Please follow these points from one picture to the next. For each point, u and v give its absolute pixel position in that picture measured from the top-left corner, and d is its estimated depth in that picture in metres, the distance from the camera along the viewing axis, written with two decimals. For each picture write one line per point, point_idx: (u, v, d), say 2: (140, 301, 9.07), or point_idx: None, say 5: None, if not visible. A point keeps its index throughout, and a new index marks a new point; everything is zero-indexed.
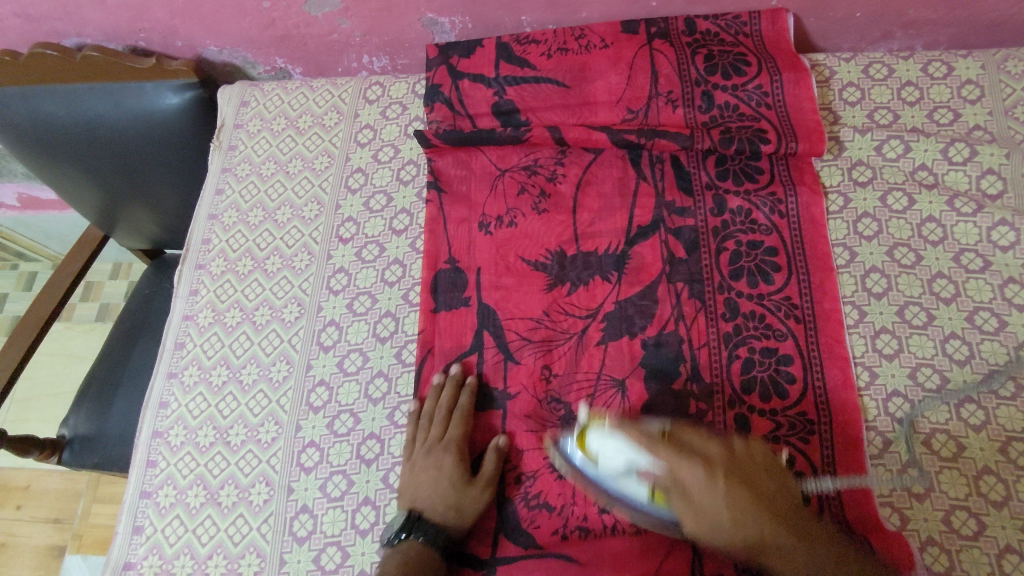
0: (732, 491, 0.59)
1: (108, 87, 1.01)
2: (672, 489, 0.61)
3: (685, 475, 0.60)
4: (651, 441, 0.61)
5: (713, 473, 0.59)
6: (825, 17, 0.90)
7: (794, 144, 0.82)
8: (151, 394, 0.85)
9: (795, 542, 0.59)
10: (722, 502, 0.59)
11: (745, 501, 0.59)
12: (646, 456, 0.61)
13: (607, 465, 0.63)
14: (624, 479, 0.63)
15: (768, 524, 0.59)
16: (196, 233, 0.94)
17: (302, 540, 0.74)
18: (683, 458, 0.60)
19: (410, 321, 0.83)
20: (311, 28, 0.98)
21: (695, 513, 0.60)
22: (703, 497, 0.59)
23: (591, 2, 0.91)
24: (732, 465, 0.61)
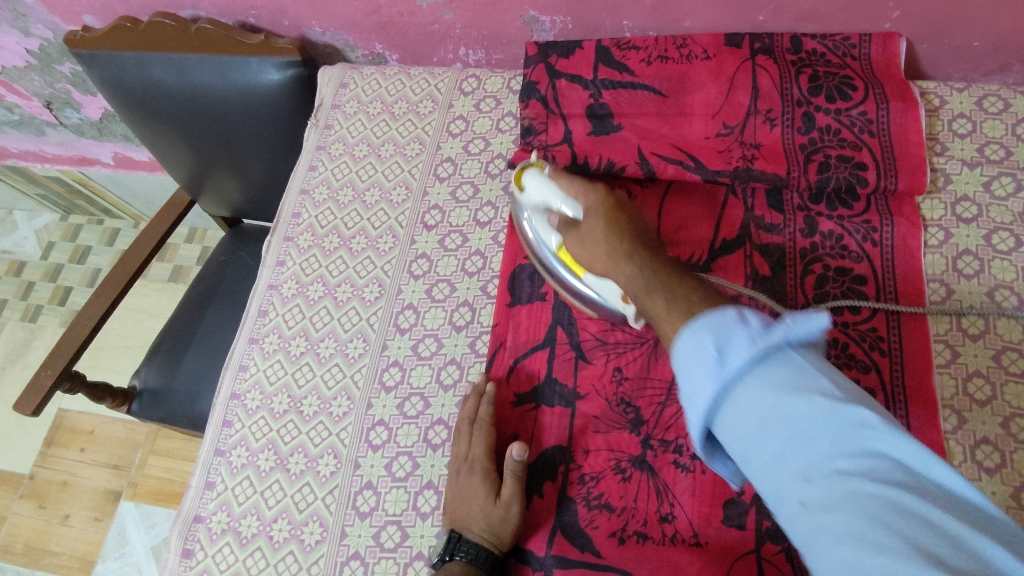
0: (606, 231, 0.72)
1: (217, 60, 1.05)
2: (579, 228, 0.75)
3: (583, 203, 0.76)
4: (567, 183, 0.77)
5: (597, 211, 0.74)
6: (940, 44, 0.87)
7: (894, 179, 0.79)
8: (232, 357, 0.88)
9: (645, 282, 0.64)
10: (597, 224, 0.73)
11: (614, 238, 0.71)
12: (559, 198, 0.76)
13: (533, 202, 0.79)
14: (541, 226, 0.80)
15: (631, 262, 0.68)
16: (287, 207, 0.97)
17: (364, 515, 0.75)
18: (582, 189, 0.76)
19: (486, 312, 0.84)
20: (414, 17, 1.00)
21: (585, 245, 0.74)
22: (591, 236, 0.74)
23: (696, 11, 0.90)
24: (614, 214, 0.73)
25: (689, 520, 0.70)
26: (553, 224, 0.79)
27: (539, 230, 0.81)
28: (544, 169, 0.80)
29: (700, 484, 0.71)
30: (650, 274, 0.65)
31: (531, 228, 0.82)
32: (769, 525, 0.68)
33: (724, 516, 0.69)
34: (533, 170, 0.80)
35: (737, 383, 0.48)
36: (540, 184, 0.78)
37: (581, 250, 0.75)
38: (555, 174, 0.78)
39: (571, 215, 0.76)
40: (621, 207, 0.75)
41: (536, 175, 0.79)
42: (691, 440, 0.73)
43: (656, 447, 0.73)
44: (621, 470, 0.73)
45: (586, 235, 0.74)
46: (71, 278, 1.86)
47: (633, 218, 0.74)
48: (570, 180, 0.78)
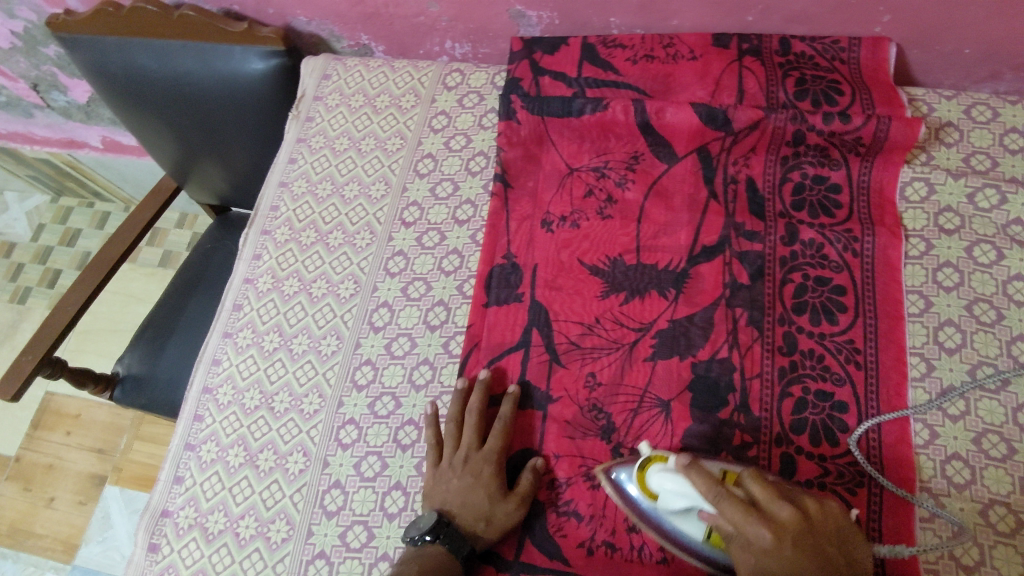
0: (799, 542, 0.55)
1: (200, 47, 1.04)
2: (731, 538, 0.58)
3: (758, 534, 0.56)
4: (706, 484, 0.58)
5: (777, 533, 0.56)
6: (931, 50, 0.86)
7: (887, 120, 0.78)
8: (206, 351, 0.88)
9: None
10: (783, 569, 0.55)
11: (811, 571, 0.55)
12: (708, 501, 0.59)
13: (666, 502, 0.62)
14: (676, 513, 0.63)
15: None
16: (265, 200, 0.96)
17: (331, 515, 0.75)
18: (718, 493, 0.58)
19: (461, 313, 0.83)
20: (400, 8, 0.98)
21: (756, 572, 0.56)
22: (765, 553, 0.56)
23: (684, 10, 0.88)
24: (801, 529, 0.56)
25: None
26: (697, 520, 0.61)
27: (664, 509, 0.63)
28: (671, 457, 0.63)
29: None
30: None
31: (642, 497, 0.65)
32: None
33: None
34: (656, 462, 0.64)
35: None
36: (677, 484, 0.61)
37: (733, 557, 0.59)
38: (693, 470, 0.59)
39: (723, 526, 0.58)
40: (813, 524, 0.57)
41: (663, 474, 0.62)
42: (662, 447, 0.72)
43: (626, 454, 0.73)
44: (591, 475, 0.73)
45: (745, 559, 0.57)
46: (60, 260, 1.85)
47: (825, 533, 0.57)
48: (715, 484, 0.58)
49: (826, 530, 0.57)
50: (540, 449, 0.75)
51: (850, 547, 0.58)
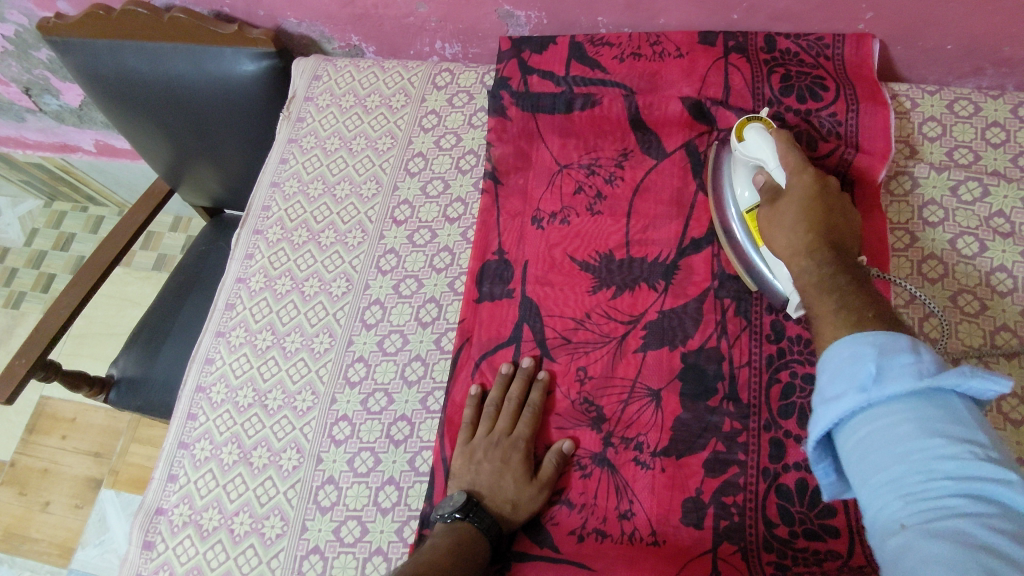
0: (807, 212, 0.66)
1: (191, 49, 1.04)
2: (772, 204, 0.70)
3: (792, 187, 0.69)
4: (785, 142, 0.71)
5: (817, 179, 0.68)
6: (913, 46, 0.87)
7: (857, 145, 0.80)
8: (199, 350, 0.88)
9: (826, 272, 0.62)
10: (795, 204, 0.68)
11: (807, 229, 0.66)
12: (776, 156, 0.71)
13: (749, 151, 0.73)
14: (739, 176, 0.76)
15: (812, 252, 0.64)
16: (257, 200, 0.97)
17: (325, 510, 0.76)
18: (799, 163, 0.69)
19: (452, 309, 0.84)
20: (389, 10, 0.99)
21: (774, 216, 0.69)
22: (783, 224, 0.68)
23: (670, 9, 0.89)
24: (819, 195, 0.67)
25: (648, 517, 0.70)
26: (754, 183, 0.74)
27: (735, 183, 0.77)
28: (771, 125, 0.74)
29: (659, 483, 0.71)
30: (828, 276, 0.61)
31: (727, 182, 0.78)
32: (726, 525, 0.69)
33: (682, 515, 0.70)
34: (758, 120, 0.75)
35: (885, 403, 0.46)
36: (760, 140, 0.73)
37: (767, 221, 0.70)
38: (779, 133, 0.72)
39: (778, 182, 0.71)
40: (835, 195, 0.68)
41: (756, 130, 0.73)
42: (652, 438, 0.73)
43: (617, 444, 0.73)
44: (582, 467, 0.73)
45: (773, 215, 0.69)
46: (54, 265, 1.85)
47: (840, 211, 0.67)
48: (791, 146, 0.71)
49: (853, 220, 0.68)
50: (566, 437, 0.75)
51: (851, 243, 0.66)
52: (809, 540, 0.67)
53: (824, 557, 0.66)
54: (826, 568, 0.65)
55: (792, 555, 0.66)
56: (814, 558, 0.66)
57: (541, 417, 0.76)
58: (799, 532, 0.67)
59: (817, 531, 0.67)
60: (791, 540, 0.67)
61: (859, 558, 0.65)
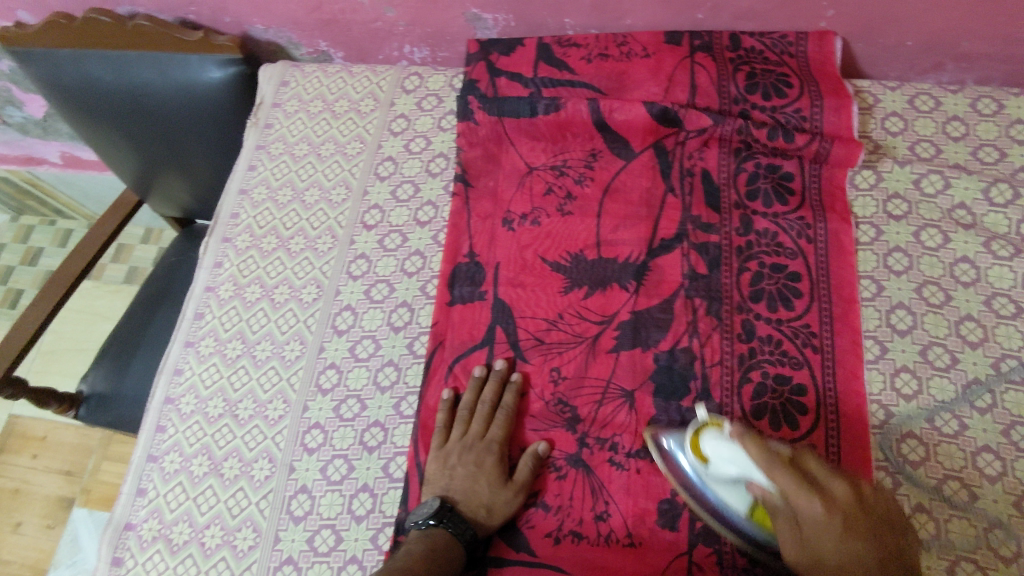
0: (837, 516, 0.57)
1: (157, 57, 1.03)
2: (779, 511, 0.61)
3: (806, 522, 0.59)
4: (762, 456, 0.60)
5: (829, 504, 0.58)
6: (875, 43, 0.88)
7: (827, 142, 0.81)
8: (167, 361, 0.87)
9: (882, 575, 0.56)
10: (831, 546, 0.57)
11: (848, 541, 0.57)
12: (761, 472, 0.60)
13: (718, 470, 0.64)
14: (721, 489, 0.65)
15: (860, 547, 0.57)
16: (225, 208, 0.95)
17: (298, 520, 0.74)
18: (795, 489, 0.58)
19: (424, 313, 0.83)
20: (357, 14, 0.99)
21: (801, 549, 0.59)
22: (809, 526, 0.59)
23: (636, 10, 0.90)
24: (844, 512, 0.58)
25: (624, 517, 0.70)
26: None
27: (714, 489, 0.65)
28: (726, 430, 0.65)
29: (634, 482, 0.71)
30: None
31: (692, 473, 0.67)
32: (701, 522, 0.69)
33: (658, 514, 0.70)
34: (710, 428, 0.65)
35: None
36: (728, 452, 0.63)
37: (782, 530, 0.60)
38: (745, 435, 0.61)
39: (773, 497, 0.60)
40: (859, 511, 0.58)
41: (720, 447, 0.63)
42: (627, 438, 0.73)
43: (592, 445, 0.73)
44: (558, 468, 0.73)
45: (793, 532, 0.60)
46: (21, 280, 1.81)
47: (867, 511, 0.58)
48: (769, 453, 0.60)
49: (879, 514, 0.59)
50: (541, 438, 0.75)
51: (876, 501, 0.59)
52: None
53: None
54: None
55: None
56: None
57: (515, 420, 0.76)
58: None
59: None
60: None
61: None
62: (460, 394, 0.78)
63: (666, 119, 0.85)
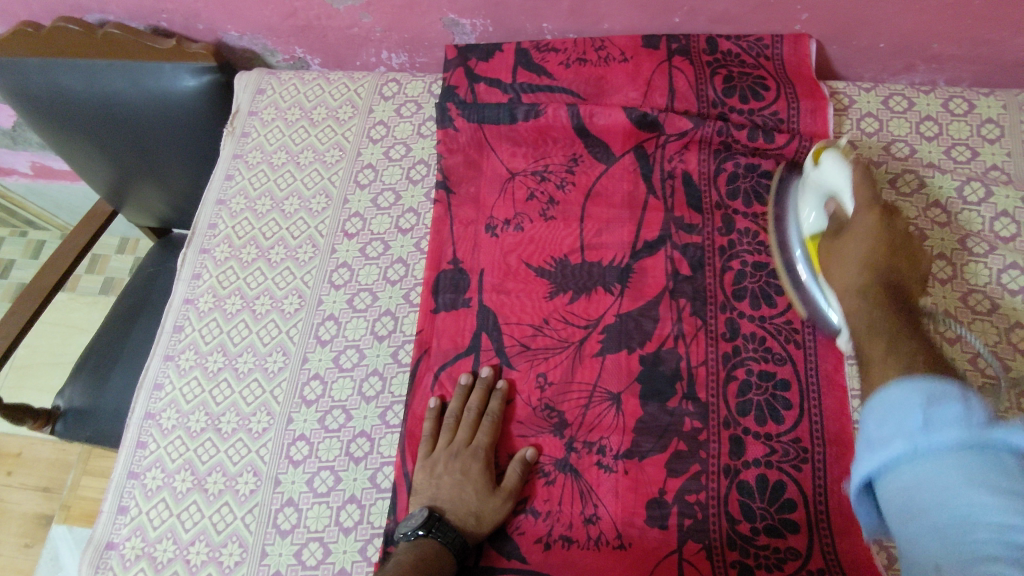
0: (871, 247, 0.61)
1: (128, 66, 1.01)
2: (834, 243, 0.66)
3: (856, 215, 0.64)
4: (863, 180, 0.65)
5: (884, 224, 0.62)
6: (848, 45, 0.89)
7: (807, 141, 0.82)
8: (146, 375, 0.85)
9: (879, 306, 0.56)
10: (865, 236, 0.62)
11: (877, 234, 0.61)
12: (851, 193, 0.66)
13: (819, 186, 0.70)
14: (807, 200, 0.72)
15: (864, 288, 0.59)
16: (203, 218, 0.94)
17: (285, 533, 0.74)
18: (864, 205, 0.64)
19: (409, 321, 0.83)
20: (333, 21, 0.98)
21: (839, 248, 0.65)
22: (852, 254, 0.63)
23: (613, 14, 0.90)
24: (886, 236, 0.61)
25: (613, 520, 0.70)
26: (823, 209, 0.70)
27: (803, 203, 0.73)
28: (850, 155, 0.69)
29: (622, 485, 0.71)
30: (881, 306, 0.56)
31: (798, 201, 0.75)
32: (690, 523, 0.69)
33: (647, 516, 0.70)
34: (835, 149, 0.70)
35: (933, 456, 0.40)
36: (835, 167, 0.68)
37: (829, 256, 0.66)
38: (857, 162, 0.67)
39: (847, 211, 0.66)
40: (902, 249, 0.61)
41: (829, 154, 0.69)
42: (614, 441, 0.73)
43: (580, 449, 0.73)
44: (546, 473, 0.73)
45: (837, 245, 0.65)
46: None
47: (906, 261, 0.60)
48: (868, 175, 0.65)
49: (919, 269, 0.61)
50: (528, 444, 0.75)
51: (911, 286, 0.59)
52: (770, 537, 0.68)
53: (785, 557, 0.67)
54: (787, 569, 0.66)
55: (754, 553, 0.67)
56: (776, 558, 0.67)
57: (501, 427, 0.76)
58: (760, 529, 0.68)
59: (779, 529, 0.68)
60: (753, 537, 0.68)
61: (817, 561, 0.66)
62: (445, 402, 0.77)
63: (647, 123, 0.85)
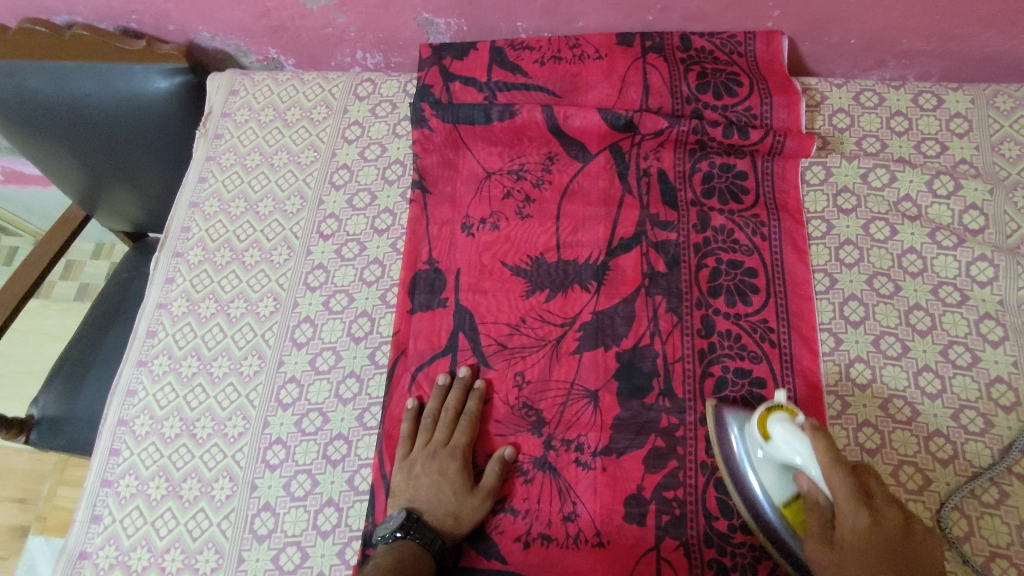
0: (871, 567, 0.55)
1: (98, 68, 1.00)
2: (817, 509, 0.60)
3: (842, 523, 0.57)
4: (824, 445, 0.59)
5: (875, 524, 0.56)
6: (819, 42, 0.90)
7: (781, 137, 0.82)
8: (119, 381, 0.84)
9: (877, 546, 0.55)
10: (859, 520, 0.56)
11: (881, 559, 0.55)
12: (819, 471, 0.59)
13: (778, 453, 0.62)
14: (762, 468, 0.65)
15: (866, 516, 0.56)
16: (176, 221, 0.93)
17: (262, 539, 0.73)
18: (847, 485, 0.57)
19: (386, 322, 0.82)
20: (306, 21, 0.97)
21: (827, 544, 0.58)
22: (847, 539, 0.57)
23: (587, 12, 0.90)
24: (885, 543, 0.55)
25: (592, 517, 0.70)
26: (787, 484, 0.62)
27: (757, 476, 0.65)
28: (798, 420, 0.63)
29: (600, 482, 0.71)
30: (887, 552, 0.55)
31: (744, 462, 0.66)
32: (668, 519, 0.69)
33: (625, 512, 0.70)
34: (782, 412, 0.64)
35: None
36: (790, 441, 0.61)
37: (813, 543, 0.59)
38: (814, 432, 0.60)
39: (824, 491, 0.60)
40: (901, 530, 0.56)
41: (784, 434, 0.62)
42: (592, 438, 0.73)
43: (557, 447, 0.73)
44: (525, 472, 0.73)
45: (825, 528, 0.59)
46: None
47: (917, 558, 0.55)
48: (836, 452, 0.58)
49: (926, 557, 0.56)
50: (506, 442, 0.74)
51: (923, 555, 0.56)
52: (746, 535, 0.68)
53: (760, 556, 0.67)
54: (760, 570, 0.67)
55: (730, 552, 0.68)
56: (751, 557, 0.67)
57: (479, 427, 0.76)
58: (737, 526, 0.68)
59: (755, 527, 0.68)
60: (730, 535, 0.68)
61: None
62: (423, 403, 0.77)
63: (622, 124, 0.84)
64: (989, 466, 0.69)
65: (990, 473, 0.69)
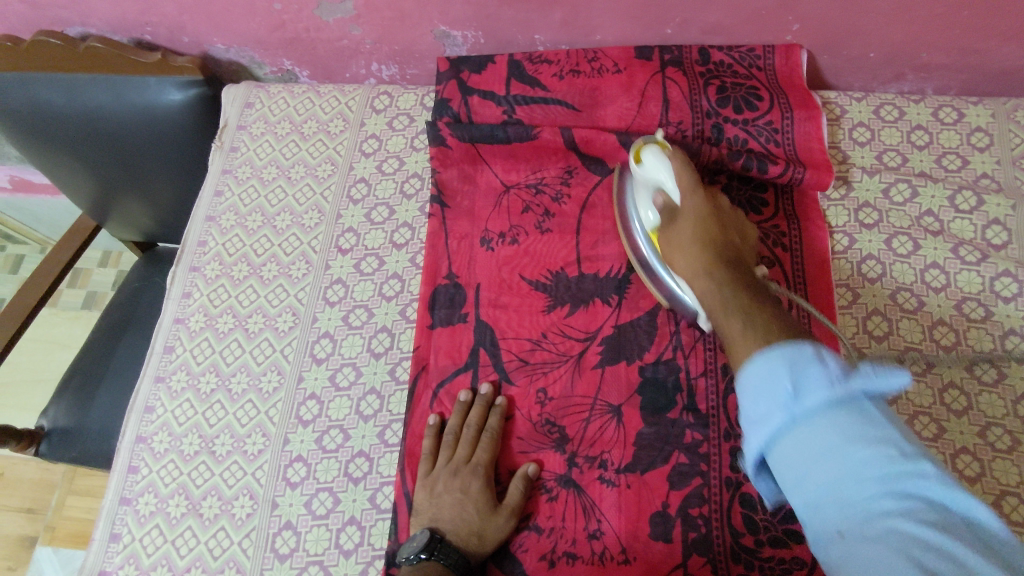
0: (701, 236, 0.68)
1: (111, 80, 0.99)
2: (676, 222, 0.71)
3: (686, 206, 0.70)
4: (682, 168, 0.72)
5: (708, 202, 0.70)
6: (839, 55, 0.90)
7: (801, 169, 0.81)
8: (137, 398, 0.83)
9: (718, 297, 0.62)
10: (697, 205, 0.70)
11: (712, 245, 0.67)
12: (672, 177, 0.72)
13: (650, 177, 0.75)
14: (642, 198, 0.76)
15: (710, 266, 0.65)
16: (192, 235, 0.92)
17: (284, 557, 0.72)
18: (693, 185, 0.71)
19: (406, 338, 0.82)
20: (322, 33, 0.97)
21: (672, 238, 0.70)
22: (690, 240, 0.68)
23: (606, 25, 0.90)
24: (712, 217, 0.69)
25: (617, 535, 0.70)
26: (654, 203, 0.74)
27: (640, 206, 0.77)
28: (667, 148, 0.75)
29: (626, 500, 0.71)
30: (734, 288, 0.62)
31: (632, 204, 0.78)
32: (694, 537, 0.68)
33: (650, 531, 0.69)
34: (653, 147, 0.76)
35: (809, 423, 0.44)
36: (658, 161, 0.74)
37: (665, 243, 0.71)
38: (674, 155, 0.74)
39: (675, 202, 0.72)
40: (728, 224, 0.69)
41: (654, 154, 0.74)
42: (616, 455, 0.73)
43: (581, 464, 0.73)
44: (548, 490, 0.72)
45: (672, 234, 0.70)
46: None
47: (737, 235, 0.69)
48: (687, 166, 0.72)
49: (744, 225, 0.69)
50: (529, 460, 0.74)
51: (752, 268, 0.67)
52: (774, 549, 0.67)
53: (791, 566, 0.66)
54: None
55: (759, 566, 0.67)
56: (781, 568, 0.66)
57: (500, 443, 0.75)
58: (765, 541, 0.68)
59: (783, 539, 0.67)
60: (757, 550, 0.67)
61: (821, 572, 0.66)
62: (444, 418, 0.76)
63: None
64: (1017, 484, 0.68)
65: (1019, 491, 0.68)
